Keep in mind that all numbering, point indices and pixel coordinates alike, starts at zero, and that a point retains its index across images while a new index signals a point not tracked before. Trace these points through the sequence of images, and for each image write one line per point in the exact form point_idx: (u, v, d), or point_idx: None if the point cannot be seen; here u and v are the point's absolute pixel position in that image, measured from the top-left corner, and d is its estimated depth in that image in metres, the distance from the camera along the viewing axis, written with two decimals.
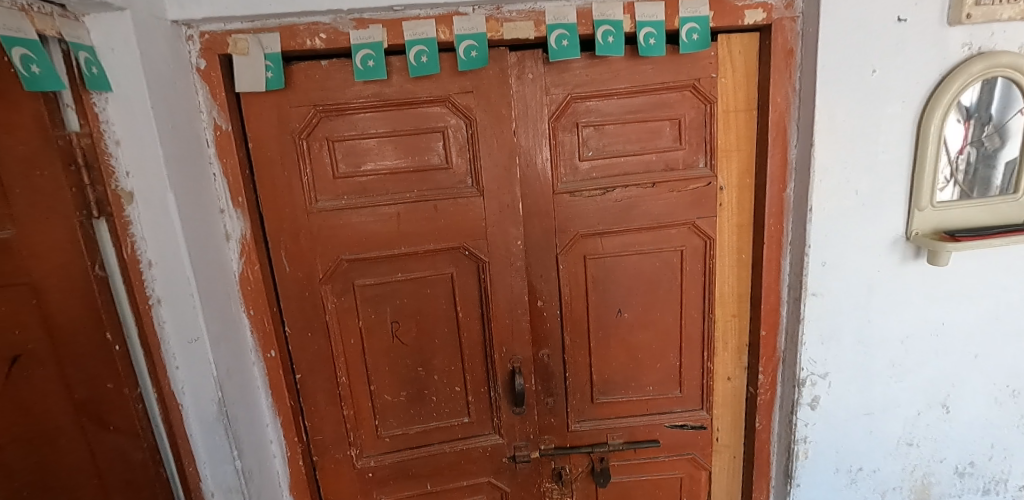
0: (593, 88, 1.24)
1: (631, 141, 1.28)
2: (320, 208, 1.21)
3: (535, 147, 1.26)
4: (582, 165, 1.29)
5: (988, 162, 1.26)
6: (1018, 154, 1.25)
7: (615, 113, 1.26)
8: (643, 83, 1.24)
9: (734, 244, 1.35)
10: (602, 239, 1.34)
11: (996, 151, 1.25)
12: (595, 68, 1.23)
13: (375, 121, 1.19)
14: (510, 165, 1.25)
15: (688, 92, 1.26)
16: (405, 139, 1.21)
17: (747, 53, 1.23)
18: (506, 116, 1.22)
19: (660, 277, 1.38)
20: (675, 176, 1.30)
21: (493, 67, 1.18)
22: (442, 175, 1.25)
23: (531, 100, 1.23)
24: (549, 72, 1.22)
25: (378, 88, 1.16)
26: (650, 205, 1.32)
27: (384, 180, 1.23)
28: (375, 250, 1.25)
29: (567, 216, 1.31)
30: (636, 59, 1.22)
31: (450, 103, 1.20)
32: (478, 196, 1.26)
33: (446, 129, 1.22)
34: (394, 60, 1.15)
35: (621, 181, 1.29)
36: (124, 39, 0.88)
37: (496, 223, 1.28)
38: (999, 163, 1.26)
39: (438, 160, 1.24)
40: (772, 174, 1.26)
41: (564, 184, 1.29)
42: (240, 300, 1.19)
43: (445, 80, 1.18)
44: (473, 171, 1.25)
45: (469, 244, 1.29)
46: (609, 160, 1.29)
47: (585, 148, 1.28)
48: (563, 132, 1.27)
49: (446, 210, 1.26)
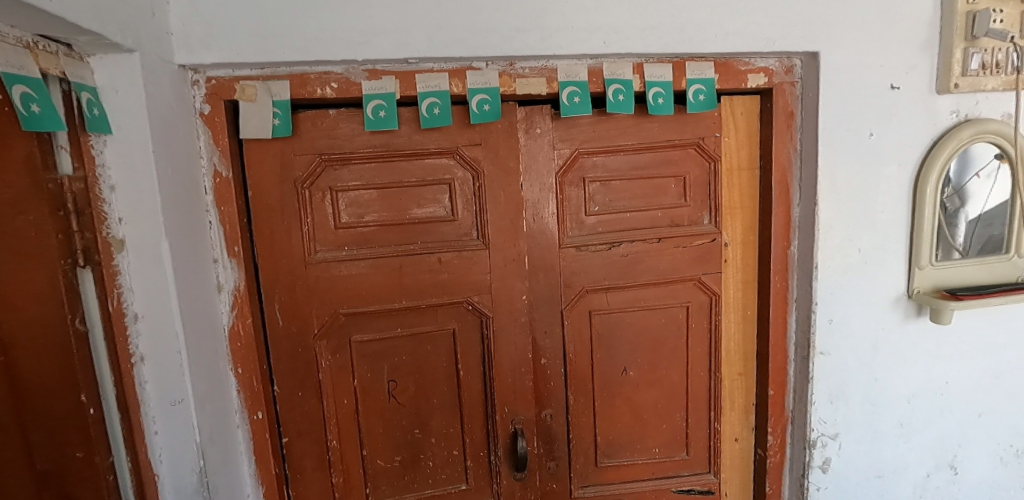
0: (599, 144, 1.25)
1: (636, 197, 1.28)
2: (319, 259, 1.15)
3: (542, 200, 1.24)
4: (588, 219, 1.28)
5: (951, 221, 1.27)
6: (978, 214, 1.28)
7: (621, 169, 1.27)
8: (648, 140, 1.25)
9: (740, 301, 1.34)
10: (607, 296, 1.32)
11: (956, 210, 1.27)
12: (602, 125, 1.24)
13: (380, 172, 1.17)
14: (517, 218, 1.23)
15: (691, 151, 1.27)
16: (409, 190, 1.19)
17: (749, 114, 1.26)
18: (515, 169, 1.21)
19: (665, 335, 1.35)
20: (680, 232, 1.30)
21: (503, 120, 1.18)
22: (446, 226, 1.21)
23: (539, 154, 1.22)
24: (557, 128, 1.22)
25: (384, 138, 1.14)
26: (656, 261, 1.30)
27: (387, 231, 1.19)
28: (375, 303, 1.19)
29: (573, 271, 1.28)
30: (641, 117, 1.24)
31: (459, 154, 1.18)
32: (484, 249, 1.23)
33: (451, 181, 1.20)
34: (403, 111, 1.14)
35: (627, 236, 1.28)
36: (129, 80, 0.84)
37: (500, 278, 1.25)
38: (960, 222, 1.28)
39: (443, 213, 1.21)
40: (776, 231, 1.27)
41: (569, 238, 1.27)
42: (228, 357, 1.10)
43: (454, 132, 1.17)
44: (479, 224, 1.22)
45: (472, 298, 1.24)
46: (615, 215, 1.28)
47: (589, 203, 1.27)
48: (569, 187, 1.26)
49: (450, 264, 1.22)
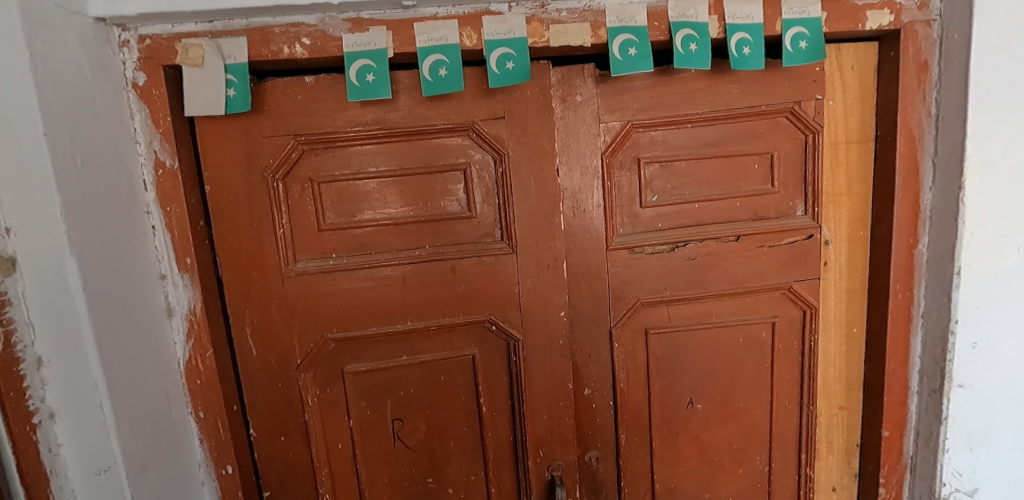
0: (659, 115, 0.95)
1: (708, 183, 0.98)
2: (299, 270, 0.90)
3: (584, 190, 0.96)
4: (644, 213, 0.99)
5: None
6: None
7: (688, 147, 0.97)
8: (725, 108, 0.95)
9: (843, 316, 1.03)
10: (669, 310, 1.03)
11: None
12: (663, 89, 0.94)
13: (375, 158, 0.90)
14: (552, 213, 0.94)
15: (782, 120, 0.96)
16: (412, 180, 0.92)
17: (862, 67, 0.94)
18: (548, 149, 0.92)
19: (744, 358, 1.06)
20: (765, 228, 0.99)
21: (532, 86, 0.90)
22: (460, 225, 0.94)
23: (579, 130, 0.94)
24: (604, 94, 0.93)
25: (378, 113, 0.88)
26: (733, 265, 1.01)
27: (385, 233, 0.92)
28: (373, 326, 0.94)
29: (624, 280, 1.00)
30: (716, 76, 0.94)
31: (475, 132, 0.91)
32: (511, 254, 0.95)
33: (466, 167, 0.92)
34: (401, 77, 0.87)
35: (696, 234, 0.99)
36: (6, 35, 0.60)
37: (531, 290, 0.97)
38: None
39: (456, 208, 0.94)
40: (899, 225, 0.95)
41: (620, 237, 0.99)
42: (187, 399, 0.86)
43: (468, 102, 0.89)
44: (503, 222, 0.94)
45: (496, 316, 0.97)
46: (680, 207, 0.99)
47: (646, 192, 0.98)
48: (619, 172, 0.97)
49: (466, 274, 0.95)
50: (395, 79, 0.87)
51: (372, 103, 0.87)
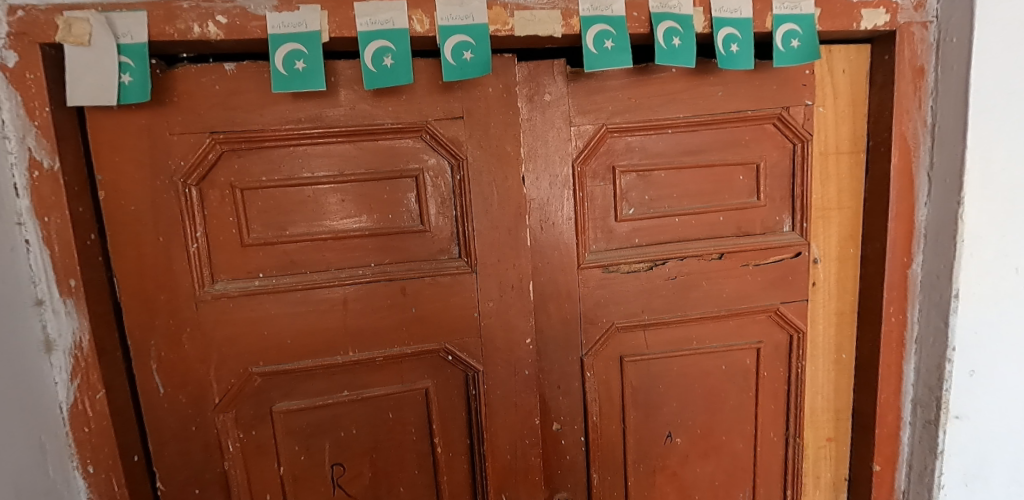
0: (636, 119, 0.85)
1: (690, 195, 0.89)
2: (219, 293, 0.76)
3: (552, 201, 0.85)
4: (619, 227, 0.89)
5: None
6: None
7: (668, 155, 0.87)
8: (708, 112, 0.86)
9: (831, 341, 0.95)
10: (647, 336, 0.93)
11: None
12: (641, 90, 0.84)
13: (311, 162, 0.77)
14: (516, 228, 0.83)
15: (769, 127, 0.88)
16: (355, 187, 0.79)
17: (854, 71, 0.86)
18: (513, 154, 0.81)
19: (727, 387, 0.96)
20: (751, 246, 0.90)
21: (494, 82, 0.79)
22: (412, 240, 0.82)
23: (548, 134, 0.83)
24: (576, 94, 0.83)
25: (313, 109, 0.75)
26: (716, 286, 0.91)
27: (322, 249, 0.79)
28: (308, 356, 0.80)
29: (597, 303, 0.90)
30: (699, 78, 0.84)
31: (429, 133, 0.79)
32: (470, 273, 0.83)
33: (418, 173, 0.80)
34: (341, 67, 0.74)
35: (676, 252, 0.89)
36: None
37: (493, 315, 0.85)
38: None
39: (406, 221, 0.81)
40: (893, 243, 0.87)
41: (593, 254, 0.89)
42: (72, 450, 0.71)
43: (421, 99, 0.78)
44: (461, 238, 0.83)
45: (453, 345, 0.85)
46: (659, 221, 0.89)
47: (622, 204, 0.88)
48: (592, 181, 0.87)
49: (418, 296, 0.83)
50: (333, 70, 0.74)
51: (306, 97, 0.74)
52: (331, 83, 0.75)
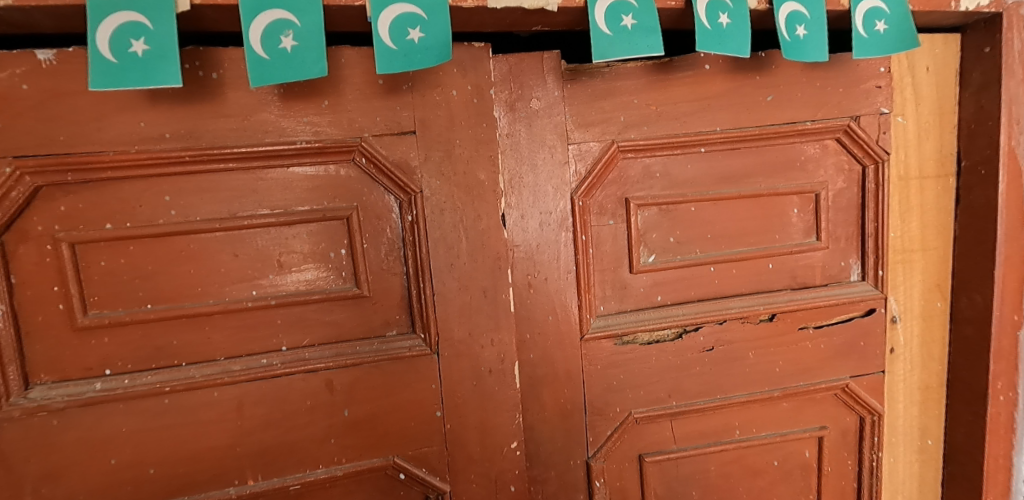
0: (658, 134, 0.62)
1: (729, 236, 0.66)
2: (35, 404, 0.49)
3: (546, 248, 0.61)
4: (636, 280, 0.65)
5: None
6: None
7: (700, 182, 0.64)
8: (754, 124, 0.63)
9: (914, 423, 0.72)
10: (675, 426, 0.68)
11: None
12: (665, 93, 0.61)
13: (182, 200, 0.51)
14: (495, 288, 0.58)
15: (832, 144, 0.65)
16: (254, 237, 0.53)
17: (941, 69, 0.65)
18: (487, 184, 0.56)
19: (780, 489, 0.72)
20: (811, 303, 0.67)
21: (459, 82, 0.55)
22: (342, 311, 0.56)
23: (537, 156, 0.60)
24: (575, 100, 0.60)
25: (184, 121, 0.49)
26: (766, 357, 0.68)
27: (204, 329, 0.53)
28: (185, 489, 0.54)
29: (608, 385, 0.65)
30: (742, 77, 0.62)
31: (364, 156, 0.54)
32: (429, 354, 0.58)
33: (350, 213, 0.55)
34: (226, 57, 0.49)
35: (714, 313, 0.65)
36: None
37: (464, 414, 0.59)
38: None
39: (333, 283, 0.56)
40: (1000, 296, 0.66)
41: (601, 319, 0.64)
42: None
43: (354, 105, 0.53)
44: (414, 304, 0.57)
45: (407, 458, 0.59)
46: (689, 272, 0.65)
47: (640, 250, 0.64)
48: (599, 219, 0.63)
49: (353, 392, 0.57)
50: (214, 62, 0.49)
51: (172, 103, 0.49)
52: (212, 80, 0.49)
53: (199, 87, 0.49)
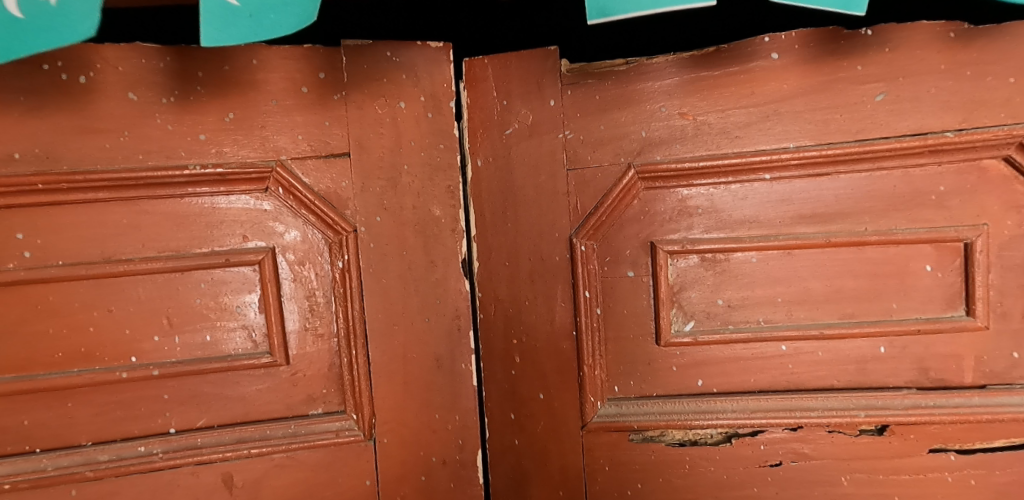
0: (699, 154, 0.42)
1: (813, 301, 0.44)
2: None
3: (535, 304, 0.46)
4: (665, 358, 0.45)
5: None
6: None
7: (767, 220, 0.43)
8: (852, 134, 0.41)
9: None
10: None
11: None
12: (712, 93, 0.42)
13: (38, 238, 0.40)
14: (452, 354, 0.46)
15: (998, 167, 0.41)
16: (133, 286, 0.41)
17: None
18: (441, 223, 0.45)
19: None
20: (947, 414, 0.44)
21: (410, 93, 0.43)
22: (249, 384, 0.43)
23: (524, 183, 0.45)
24: (579, 107, 0.44)
25: (39, 138, 0.39)
26: (866, 485, 0.46)
27: (64, 407, 0.41)
28: None
29: (616, 497, 0.47)
30: (834, 64, 0.41)
31: (283, 186, 0.42)
32: (362, 439, 0.45)
33: (262, 258, 0.42)
34: (101, 58, 0.39)
35: (784, 413, 0.45)
36: None
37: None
38: None
39: (237, 347, 0.43)
40: None
41: (612, 407, 0.46)
42: None
43: (269, 119, 0.42)
44: (344, 376, 0.44)
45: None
46: (745, 352, 0.45)
47: (670, 315, 0.45)
48: (613, 270, 0.45)
49: (261, 488, 0.44)
50: (82, 61, 0.39)
51: (26, 116, 0.39)
52: (80, 85, 0.39)
53: (65, 95, 0.39)
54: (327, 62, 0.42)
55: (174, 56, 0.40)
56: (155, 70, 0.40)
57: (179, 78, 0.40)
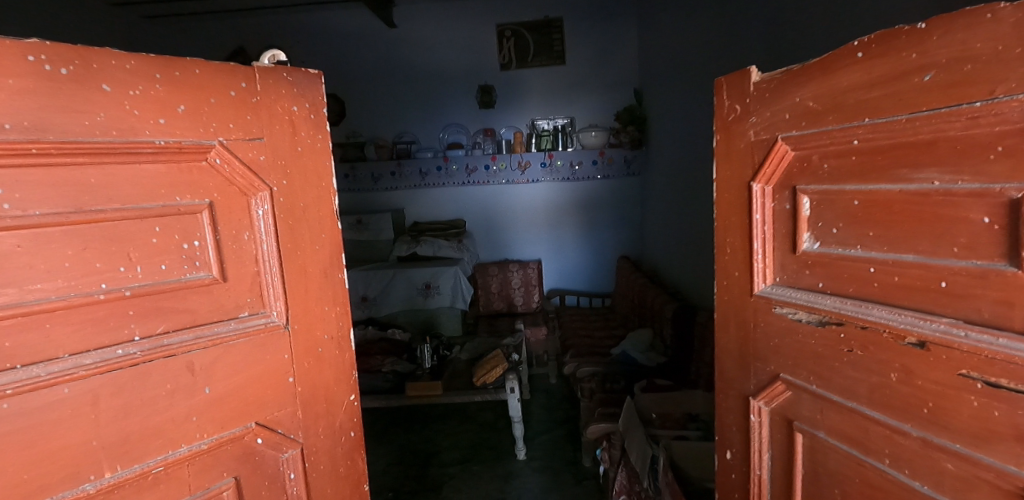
0: (814, 128, 0.51)
1: (902, 238, 0.45)
2: None
3: (735, 227, 0.64)
4: (804, 276, 0.55)
5: None
6: None
7: (866, 173, 0.47)
8: (903, 109, 0.43)
9: None
10: (820, 413, 0.54)
11: None
12: (832, 81, 0.49)
13: (18, 192, 0.43)
14: (333, 268, 0.65)
15: None
16: (115, 228, 0.48)
17: None
18: (325, 186, 0.63)
19: None
20: (969, 348, 0.39)
21: (298, 100, 0.60)
22: (196, 299, 0.53)
23: (733, 153, 0.63)
24: (762, 102, 0.58)
25: (27, 112, 0.43)
26: (897, 385, 0.46)
27: (43, 328, 0.45)
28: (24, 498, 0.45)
29: (768, 343, 0.61)
30: (891, 58, 0.44)
31: (220, 154, 0.54)
32: (282, 328, 0.60)
33: (202, 210, 0.53)
34: (78, 55, 0.45)
35: (853, 313, 0.49)
36: None
37: (317, 377, 0.63)
38: None
39: (185, 272, 0.52)
40: None
41: (768, 291, 0.60)
42: None
43: (209, 111, 0.53)
44: (269, 290, 0.59)
45: (267, 422, 0.59)
46: (843, 269, 0.50)
47: (802, 233, 0.55)
48: (779, 205, 0.58)
49: (218, 368, 0.55)
50: (64, 56, 0.44)
51: (5, 96, 0.41)
52: (62, 76, 0.44)
53: (48, 82, 0.43)
54: (247, 76, 0.56)
55: (137, 60, 0.48)
56: (116, 69, 0.47)
57: (140, 75, 0.49)
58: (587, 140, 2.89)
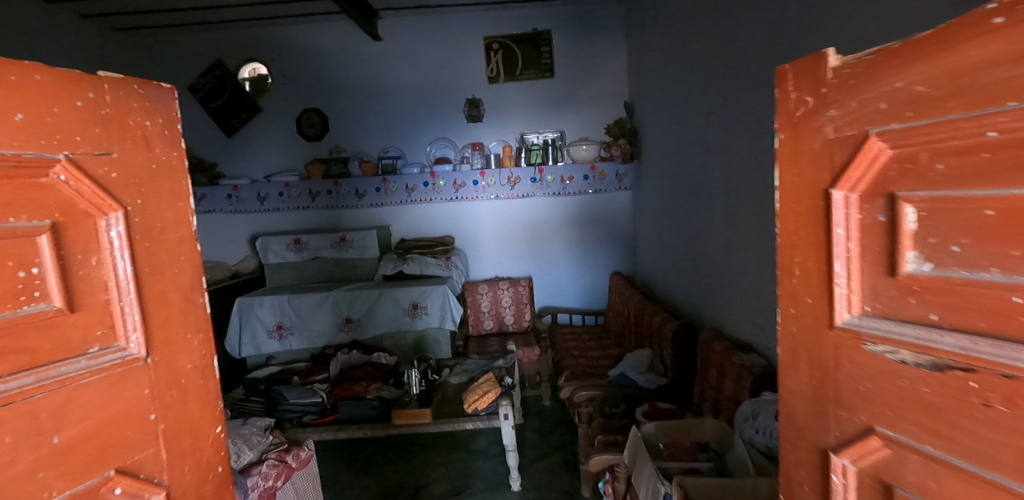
0: (925, 119, 0.41)
1: None
2: None
3: (805, 242, 0.54)
4: (908, 304, 0.44)
5: None
6: None
7: (1008, 173, 0.36)
8: None
9: None
10: (937, 483, 0.43)
11: None
12: (948, 59, 0.39)
13: None
14: (193, 291, 0.58)
15: None
16: None
17: None
18: (182, 205, 0.56)
19: None
20: None
21: (151, 113, 0.53)
22: (37, 336, 0.43)
23: (804, 153, 0.52)
24: (843, 90, 0.47)
25: None
26: None
27: None
28: None
29: (856, 388, 0.49)
30: None
31: (66, 167, 0.45)
32: (141, 362, 0.51)
33: (43, 233, 0.44)
34: None
35: (991, 359, 0.37)
36: None
37: (180, 411, 0.55)
38: None
39: (23, 305, 0.42)
40: None
41: (854, 323, 0.49)
42: None
43: (53, 122, 0.44)
44: (125, 324, 0.50)
45: (127, 469, 0.50)
46: (970, 298, 0.39)
47: (905, 252, 0.43)
48: (868, 214, 0.47)
49: (68, 412, 0.45)
50: None
51: None
52: None
53: None
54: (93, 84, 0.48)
55: None
56: None
57: None
58: (578, 153, 2.72)
